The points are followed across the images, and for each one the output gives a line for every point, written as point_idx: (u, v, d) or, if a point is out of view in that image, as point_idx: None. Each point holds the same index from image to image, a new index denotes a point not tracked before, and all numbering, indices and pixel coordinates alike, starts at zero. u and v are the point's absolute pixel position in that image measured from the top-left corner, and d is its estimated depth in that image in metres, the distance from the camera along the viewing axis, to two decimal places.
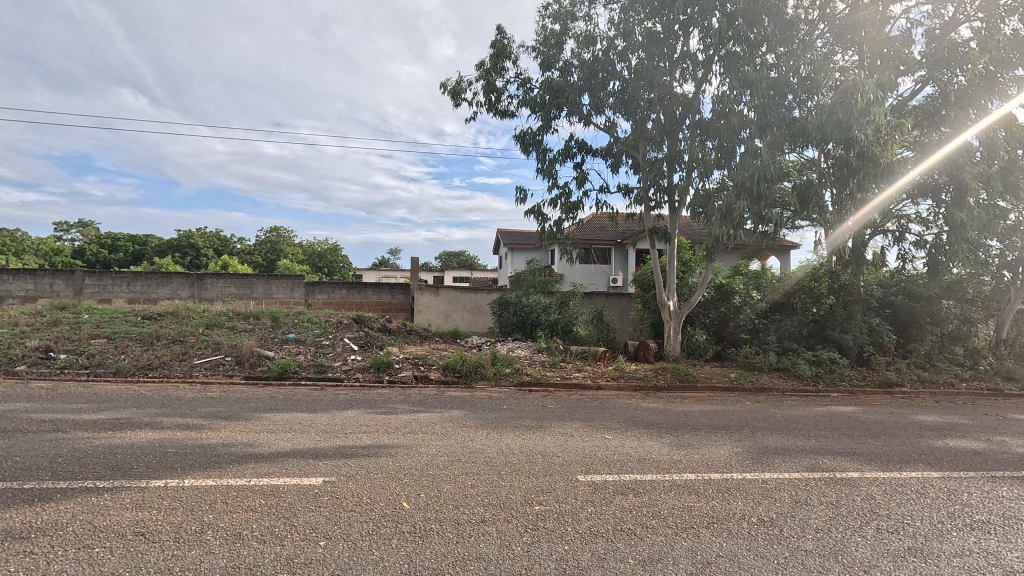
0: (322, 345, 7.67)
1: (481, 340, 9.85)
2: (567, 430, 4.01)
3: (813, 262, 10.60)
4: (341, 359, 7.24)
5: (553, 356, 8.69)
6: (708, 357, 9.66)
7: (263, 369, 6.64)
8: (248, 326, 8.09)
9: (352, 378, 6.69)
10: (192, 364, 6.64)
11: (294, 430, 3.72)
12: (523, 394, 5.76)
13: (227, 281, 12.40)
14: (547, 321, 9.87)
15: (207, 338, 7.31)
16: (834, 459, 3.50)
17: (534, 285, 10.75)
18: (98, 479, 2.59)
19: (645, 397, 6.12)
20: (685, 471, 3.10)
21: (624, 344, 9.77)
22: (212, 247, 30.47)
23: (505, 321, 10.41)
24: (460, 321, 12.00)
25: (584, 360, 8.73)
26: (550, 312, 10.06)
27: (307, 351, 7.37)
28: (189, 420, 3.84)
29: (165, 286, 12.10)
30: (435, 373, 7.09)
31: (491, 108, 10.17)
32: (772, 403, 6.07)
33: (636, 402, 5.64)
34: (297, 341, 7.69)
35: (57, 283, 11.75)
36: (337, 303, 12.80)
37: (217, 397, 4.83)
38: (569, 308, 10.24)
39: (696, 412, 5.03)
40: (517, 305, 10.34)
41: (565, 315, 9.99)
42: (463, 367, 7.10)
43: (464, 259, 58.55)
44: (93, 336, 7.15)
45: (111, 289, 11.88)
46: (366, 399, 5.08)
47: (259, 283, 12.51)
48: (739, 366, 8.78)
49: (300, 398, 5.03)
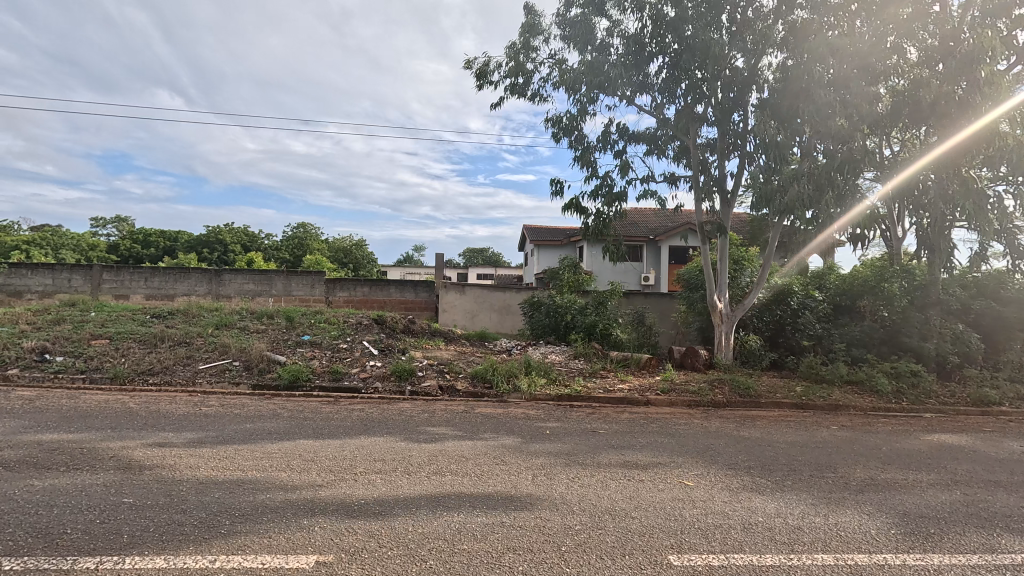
0: (338, 348, 7.01)
1: (511, 344, 9.06)
2: (631, 469, 3.20)
3: (881, 260, 9.42)
4: (358, 366, 6.54)
5: (592, 364, 7.86)
6: (765, 365, 8.63)
7: (273, 376, 6.02)
8: (261, 327, 7.48)
9: (370, 388, 5.99)
10: (197, 370, 6.05)
11: (292, 466, 2.98)
12: (565, 413, 4.94)
13: (245, 277, 11.91)
14: (583, 324, 9.02)
15: (215, 340, 6.71)
16: (1009, 528, 2.55)
17: (568, 283, 9.89)
18: (5, 556, 1.87)
19: (707, 418, 5.23)
20: (815, 550, 2.21)
21: (669, 350, 8.84)
22: (240, 243, 30.54)
23: (537, 324, 9.59)
24: (487, 322, 11.24)
25: (626, 368, 7.87)
26: (586, 314, 9.20)
27: (322, 356, 6.72)
28: (168, 448, 3.17)
29: (183, 282, 11.67)
30: (461, 382, 6.34)
31: (521, 91, 9.29)
32: (863, 428, 5.07)
33: (701, 426, 4.77)
34: (311, 344, 7.05)
35: (76, 278, 11.43)
36: (359, 301, 12.19)
37: (211, 415, 4.16)
38: (607, 309, 9.35)
39: (781, 443, 4.11)
40: (550, 306, 9.51)
41: (603, 318, 9.10)
42: (492, 377, 6.35)
43: (489, 257, 57.94)
44: (94, 336, 6.62)
45: (128, 284, 11.53)
46: (385, 418, 4.36)
47: (278, 279, 11.98)
48: (802, 377, 7.74)
49: (309, 415, 4.34)
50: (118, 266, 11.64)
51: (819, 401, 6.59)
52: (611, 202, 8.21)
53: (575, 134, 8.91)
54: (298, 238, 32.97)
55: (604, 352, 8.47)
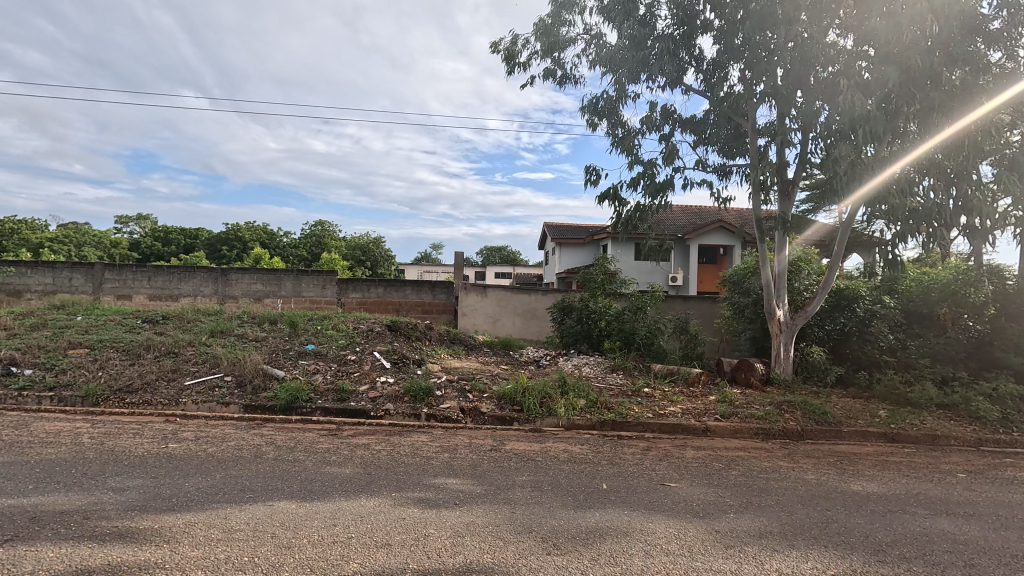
0: (346, 360, 6.15)
1: (539, 354, 8.11)
2: (741, 564, 2.23)
3: (962, 257, 8.19)
4: (368, 382, 5.67)
5: (633, 381, 6.88)
6: (830, 382, 7.53)
7: (269, 396, 5.19)
8: (261, 335, 6.66)
9: (380, 411, 5.13)
10: (182, 387, 5.24)
11: (257, 558, 2.09)
12: (616, 454, 4.00)
13: (253, 277, 11.18)
14: (620, 332, 8.02)
15: (206, 351, 5.90)
16: None
17: (602, 286, 8.87)
18: None
19: (793, 458, 4.24)
20: None
21: (718, 363, 7.80)
22: (258, 241, 30.18)
23: (567, 331, 8.64)
24: (511, 326, 10.32)
25: (673, 385, 6.88)
26: (624, 321, 8.20)
27: (327, 369, 5.87)
28: (96, 523, 2.30)
29: (188, 282, 10.99)
30: (486, 405, 5.42)
31: (552, 71, 8.30)
32: (998, 477, 4.00)
33: (795, 472, 3.78)
34: (316, 355, 6.21)
35: (76, 276, 10.82)
36: (372, 303, 11.39)
37: (178, 455, 3.31)
38: (647, 316, 8.34)
39: (916, 508, 3.08)
40: (582, 312, 8.56)
41: (643, 325, 8.08)
42: (522, 399, 5.43)
43: (509, 254, 57.15)
44: (73, 345, 5.86)
45: (132, 284, 10.90)
46: (396, 461, 3.47)
47: (287, 279, 11.23)
48: (880, 398, 6.66)
49: (301, 456, 3.47)
50: (122, 265, 11.01)
51: (912, 431, 5.52)
52: (655, 194, 7.18)
53: (614, 117, 7.92)
54: (316, 236, 32.52)
55: (646, 365, 7.47)
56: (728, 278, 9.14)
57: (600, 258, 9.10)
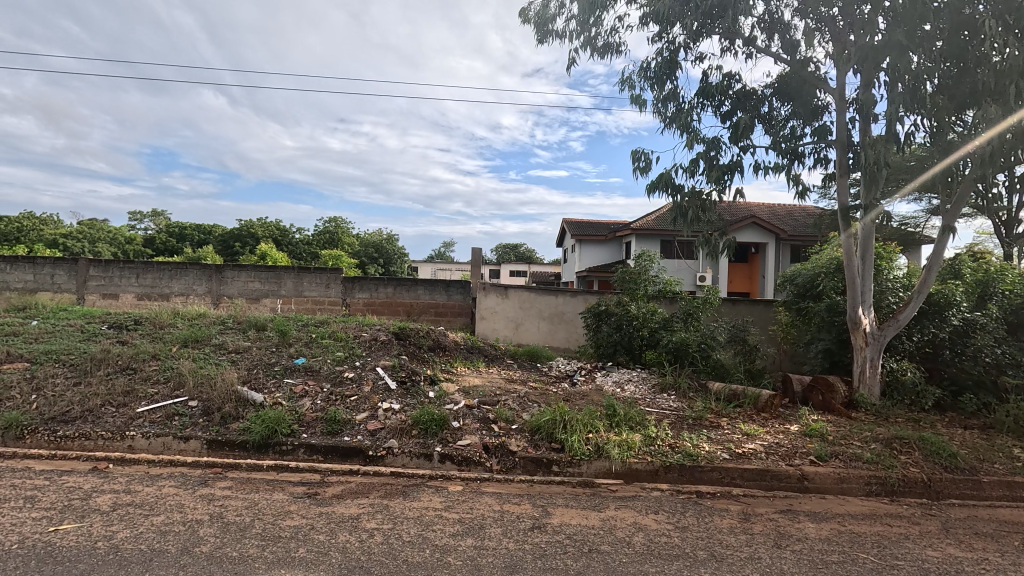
0: (342, 378, 5.01)
1: (571, 369, 6.90)
2: None
3: None
4: (368, 409, 4.53)
5: (691, 407, 5.64)
6: (929, 407, 6.24)
7: (241, 428, 4.07)
8: (242, 346, 5.56)
9: (381, 449, 4.00)
10: (133, 415, 4.15)
11: None
12: (711, 535, 2.80)
13: (250, 274, 10.14)
14: (670, 342, 6.75)
15: (171, 366, 4.80)
16: None
17: (644, 287, 7.63)
18: None
19: (960, 539, 3.00)
20: None
21: (787, 381, 6.53)
22: (272, 237, 29.19)
23: (602, 340, 7.43)
24: (535, 332, 9.14)
25: (741, 411, 5.62)
26: (672, 330, 6.94)
27: (318, 391, 4.73)
28: None
29: (180, 279, 9.99)
30: (515, 442, 4.24)
31: (591, 40, 7.12)
32: None
33: (989, 572, 2.55)
34: (306, 373, 5.09)
35: (59, 274, 9.86)
36: (380, 304, 10.30)
37: (65, 552, 2.17)
38: (699, 323, 7.08)
39: None
40: (620, 318, 7.33)
41: (696, 334, 6.81)
42: (563, 435, 4.21)
43: (523, 252, 56.22)
44: (11, 359, 4.81)
45: (120, 282, 9.93)
46: (396, 557, 2.30)
47: (288, 277, 10.18)
48: (1006, 433, 5.35)
49: (255, 548, 2.31)
50: (109, 260, 10.04)
51: None
52: (718, 180, 5.96)
53: (665, 90, 6.71)
54: (329, 233, 31.73)
55: (703, 384, 6.21)
56: (789, 279, 7.86)
57: (641, 255, 7.83)
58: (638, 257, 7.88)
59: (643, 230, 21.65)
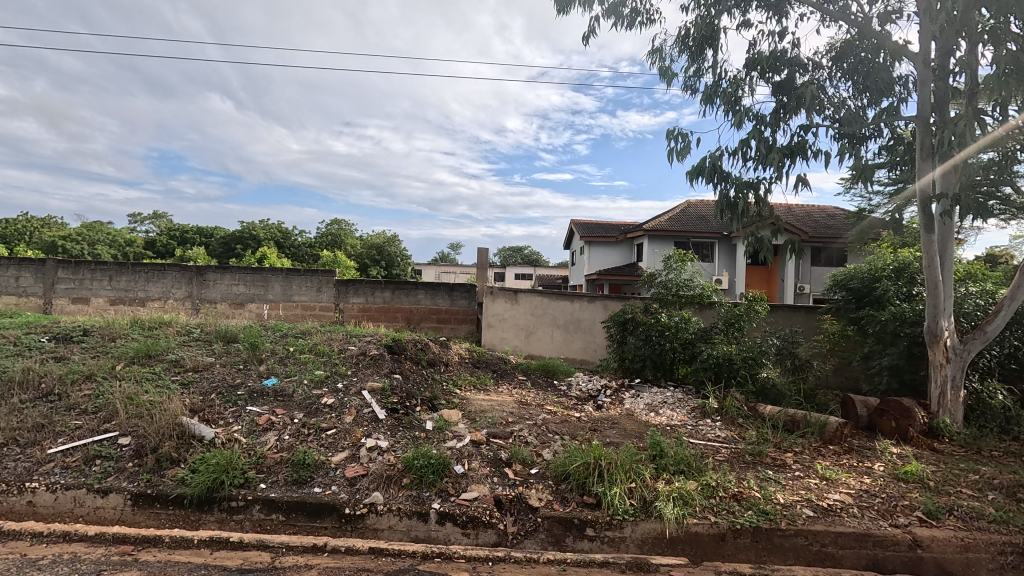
0: (319, 406, 4.05)
1: (594, 388, 5.91)
2: None
3: None
4: (348, 448, 3.58)
5: (746, 439, 4.65)
6: None
7: (178, 476, 3.13)
8: (203, 363, 4.61)
9: (361, 506, 3.07)
10: (41, 459, 3.21)
11: None
12: None
13: (234, 277, 9.21)
14: (710, 357, 5.75)
15: (105, 392, 3.86)
16: None
17: (676, 293, 6.64)
18: None
19: None
20: None
21: (849, 403, 5.54)
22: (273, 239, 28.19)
23: (628, 353, 6.44)
24: (549, 342, 8.19)
25: (805, 443, 4.63)
26: (712, 343, 5.94)
27: (287, 423, 3.78)
28: None
29: (157, 282, 9.08)
30: (537, 493, 3.27)
31: (617, 6, 6.16)
32: None
33: None
34: (275, 399, 4.13)
35: (24, 275, 8.97)
36: (377, 310, 9.36)
37: None
38: (742, 334, 6.08)
39: None
40: (650, 328, 6.35)
41: (741, 348, 5.81)
42: (599, 487, 3.23)
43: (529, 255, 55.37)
44: None
45: (92, 286, 9.05)
46: None
47: (275, 280, 9.25)
48: None
49: None
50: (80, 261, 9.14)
51: None
52: (777, 165, 4.98)
53: (705, 63, 5.73)
54: (331, 235, 30.97)
55: (754, 408, 5.21)
56: (837, 282, 6.90)
57: (674, 255, 6.85)
58: (671, 257, 6.89)
59: (657, 231, 20.65)
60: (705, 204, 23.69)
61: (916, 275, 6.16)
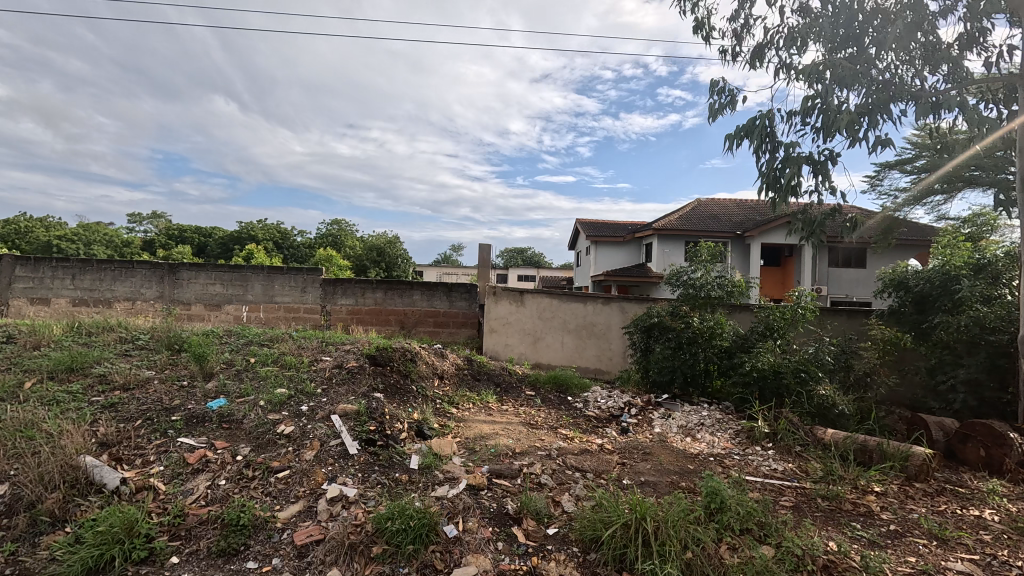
0: (272, 438, 3.14)
1: (616, 406, 5.00)
2: None
3: None
4: (302, 499, 2.67)
5: (811, 478, 3.73)
6: None
7: (52, 547, 2.23)
8: (135, 379, 3.71)
9: None
10: None
11: None
12: None
13: (210, 275, 8.32)
14: (756, 370, 4.82)
15: None
16: None
17: (709, 293, 5.64)
18: None
19: None
20: None
21: (923, 425, 4.59)
22: (271, 240, 27.28)
23: (652, 363, 5.50)
24: (559, 349, 7.30)
25: (885, 481, 3.71)
26: (756, 353, 5.01)
27: (226, 462, 2.87)
28: None
29: (125, 281, 8.21)
30: (557, 569, 2.36)
31: None
32: None
33: None
34: (217, 427, 3.23)
35: None
36: (368, 312, 8.47)
37: None
38: (791, 342, 5.16)
39: None
40: (680, 334, 5.38)
41: (793, 357, 4.89)
42: (646, 563, 2.32)
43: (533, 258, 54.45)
44: None
45: (53, 285, 8.18)
46: None
47: (256, 279, 8.37)
48: None
49: None
50: (41, 258, 8.28)
51: None
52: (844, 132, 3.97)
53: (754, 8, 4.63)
54: (331, 236, 30.16)
55: (814, 433, 4.28)
56: (898, 282, 6.15)
57: (702, 247, 5.80)
58: (698, 249, 5.85)
59: (667, 230, 19.71)
60: (715, 203, 22.78)
61: (999, 274, 5.43)
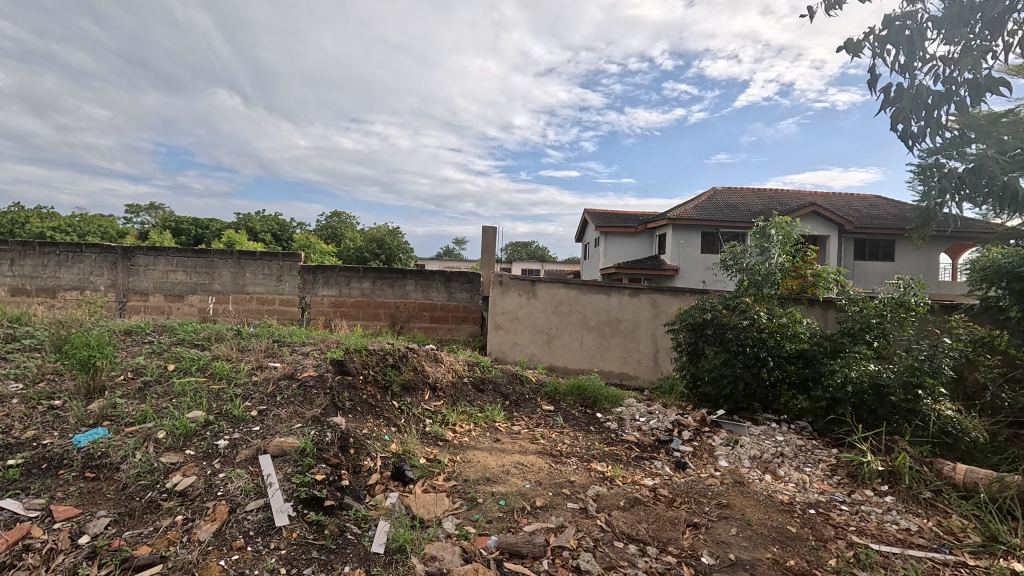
0: (155, 501, 1.99)
1: (662, 428, 3.81)
2: None
3: None
4: None
5: (969, 550, 2.54)
6: None
7: None
8: None
9: None
10: None
11: None
12: None
13: (171, 261, 7.16)
14: (850, 384, 3.62)
15: None
16: None
17: (775, 280, 4.47)
18: None
19: None
20: None
21: None
22: (269, 231, 25.97)
23: (700, 373, 4.31)
24: (577, 350, 6.14)
25: None
26: (846, 359, 3.81)
27: (55, 551, 1.71)
28: None
29: (73, 267, 7.06)
30: None
31: None
32: None
33: None
34: (75, 480, 2.07)
35: None
36: (354, 304, 7.32)
37: None
38: (887, 344, 3.95)
39: None
40: (739, 336, 4.12)
41: (898, 366, 3.69)
42: None
43: (538, 253, 53.22)
44: None
45: None
46: None
47: (223, 266, 7.20)
48: None
49: None
50: None
51: None
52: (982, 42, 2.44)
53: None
54: (330, 227, 29.00)
55: (946, 475, 3.10)
56: (998, 270, 4.91)
57: (773, 224, 4.73)
58: (766, 227, 4.78)
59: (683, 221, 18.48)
60: (732, 191, 21.48)
61: None
